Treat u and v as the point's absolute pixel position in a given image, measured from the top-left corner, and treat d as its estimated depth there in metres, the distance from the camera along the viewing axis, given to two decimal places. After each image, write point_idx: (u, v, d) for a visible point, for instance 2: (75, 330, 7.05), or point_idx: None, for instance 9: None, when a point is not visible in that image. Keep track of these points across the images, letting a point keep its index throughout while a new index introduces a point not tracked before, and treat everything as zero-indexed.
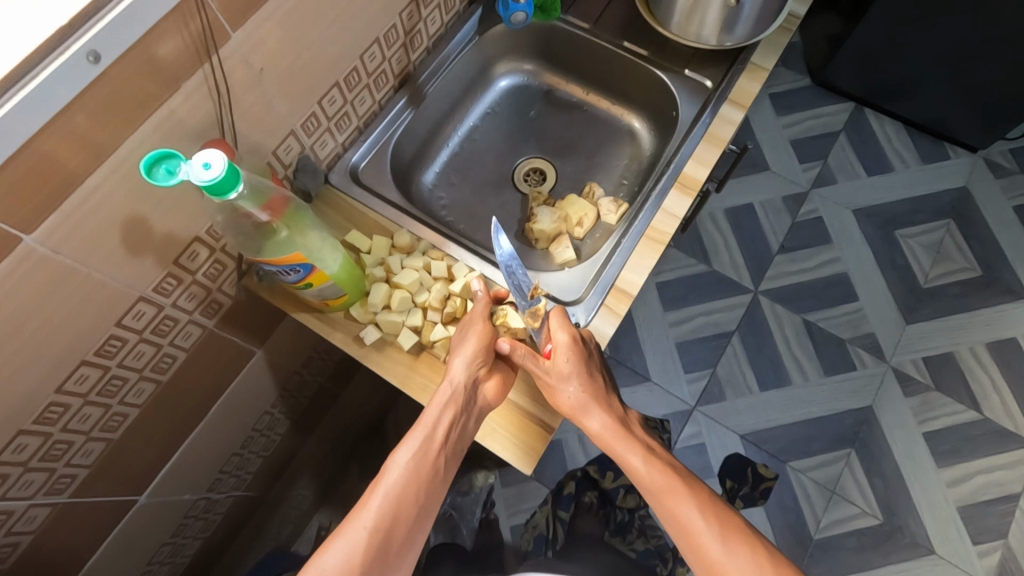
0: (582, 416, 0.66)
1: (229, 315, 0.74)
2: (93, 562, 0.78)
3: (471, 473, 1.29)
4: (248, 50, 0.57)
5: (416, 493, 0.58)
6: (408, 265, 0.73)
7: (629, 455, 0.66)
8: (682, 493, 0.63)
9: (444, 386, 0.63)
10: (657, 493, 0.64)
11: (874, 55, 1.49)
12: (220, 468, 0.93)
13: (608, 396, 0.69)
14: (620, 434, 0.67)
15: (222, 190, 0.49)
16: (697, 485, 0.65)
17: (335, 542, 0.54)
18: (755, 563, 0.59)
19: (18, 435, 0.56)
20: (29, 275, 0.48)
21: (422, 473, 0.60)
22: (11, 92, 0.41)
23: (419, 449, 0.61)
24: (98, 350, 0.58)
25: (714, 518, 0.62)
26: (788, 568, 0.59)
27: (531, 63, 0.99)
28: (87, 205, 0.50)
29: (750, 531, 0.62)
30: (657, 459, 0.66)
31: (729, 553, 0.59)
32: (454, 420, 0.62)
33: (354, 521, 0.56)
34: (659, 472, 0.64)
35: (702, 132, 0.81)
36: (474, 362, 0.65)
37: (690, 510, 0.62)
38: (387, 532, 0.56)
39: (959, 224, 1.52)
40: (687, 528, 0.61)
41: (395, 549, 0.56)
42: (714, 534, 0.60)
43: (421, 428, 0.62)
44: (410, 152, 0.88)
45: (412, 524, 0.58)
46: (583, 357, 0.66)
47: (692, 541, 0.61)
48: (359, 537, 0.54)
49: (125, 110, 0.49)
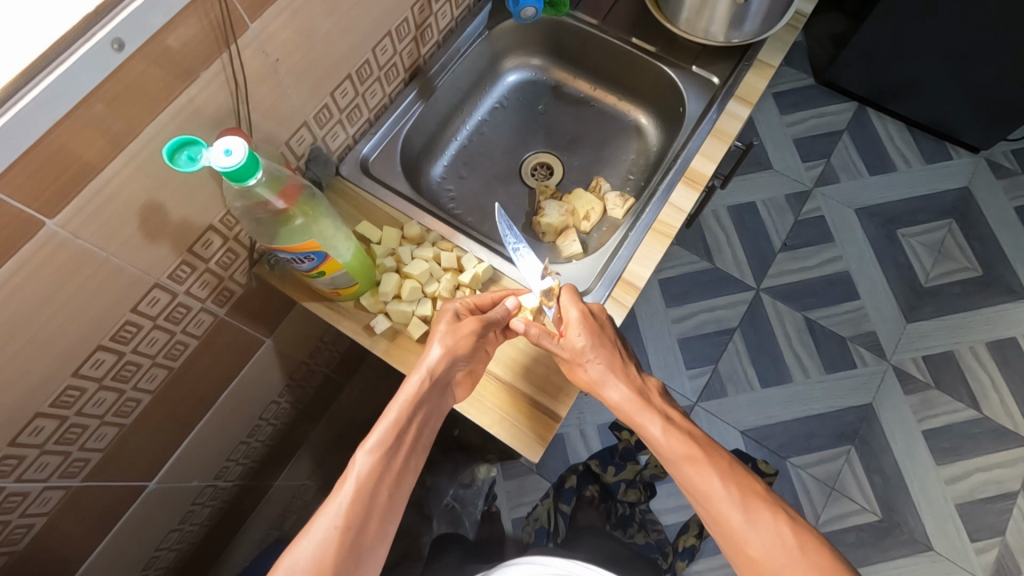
0: (602, 387, 0.67)
1: (240, 304, 0.75)
2: (103, 546, 0.79)
3: (475, 466, 1.28)
4: (265, 41, 0.58)
5: (386, 486, 0.58)
6: (418, 256, 0.74)
7: (649, 425, 0.66)
8: (703, 464, 0.63)
9: (415, 376, 0.62)
10: (677, 462, 0.64)
11: (878, 55, 1.50)
12: (227, 456, 0.94)
13: (627, 367, 0.70)
14: (639, 405, 0.67)
15: (241, 176, 0.50)
16: (719, 453, 0.65)
17: (301, 541, 0.53)
18: (777, 530, 0.60)
19: (35, 417, 0.57)
20: (50, 258, 0.49)
21: (393, 457, 0.59)
22: (37, 79, 0.42)
23: (388, 442, 0.59)
24: (114, 335, 0.59)
25: (735, 488, 0.62)
26: (808, 534, 0.60)
27: (539, 58, 1.00)
28: (106, 192, 0.51)
29: (770, 498, 0.63)
30: (677, 427, 0.66)
31: (751, 520, 0.60)
32: (421, 412, 0.62)
33: (322, 517, 0.55)
34: (679, 442, 0.65)
35: (709, 128, 0.82)
36: (453, 358, 0.64)
37: (711, 479, 0.62)
38: (358, 528, 0.55)
39: (960, 224, 1.53)
40: (707, 497, 0.62)
41: (367, 544, 0.55)
42: (735, 502, 0.61)
43: (388, 421, 0.60)
44: (419, 145, 0.89)
45: (382, 519, 0.57)
46: (596, 331, 0.67)
47: (713, 510, 0.62)
48: (327, 536, 0.53)
49: (144, 98, 0.50)
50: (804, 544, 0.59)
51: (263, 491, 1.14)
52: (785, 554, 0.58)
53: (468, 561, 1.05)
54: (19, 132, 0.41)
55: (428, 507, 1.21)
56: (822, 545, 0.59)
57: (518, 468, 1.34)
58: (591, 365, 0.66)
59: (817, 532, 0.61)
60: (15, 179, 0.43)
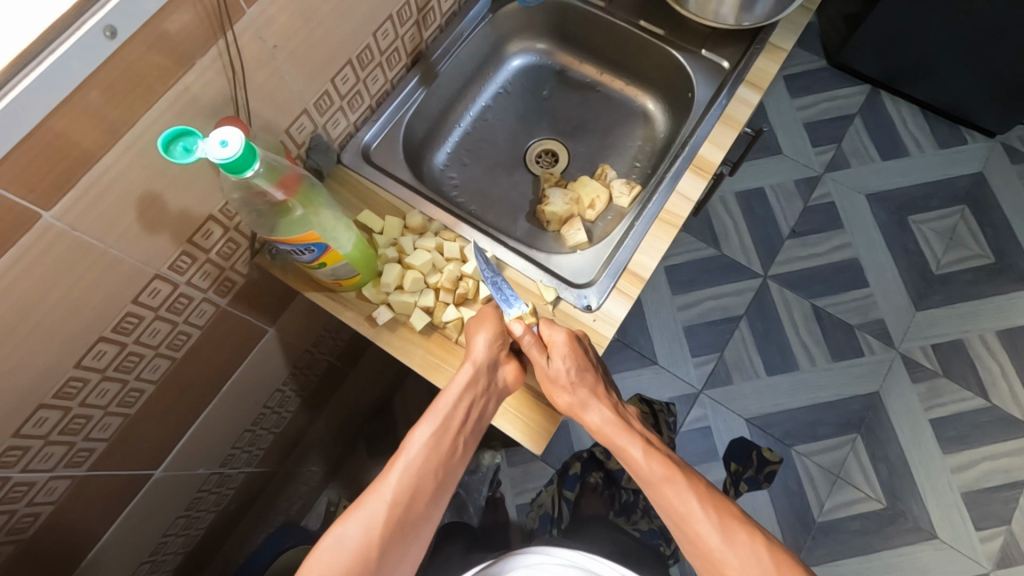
0: (583, 411, 0.67)
1: (241, 294, 0.75)
2: (111, 533, 0.79)
3: (479, 452, 1.30)
4: (261, 27, 0.57)
5: (435, 469, 0.62)
6: (420, 246, 0.73)
7: (630, 447, 0.67)
8: (682, 487, 0.65)
9: (466, 367, 0.63)
10: (657, 485, 0.66)
11: (892, 37, 1.46)
12: (233, 444, 0.94)
13: (606, 389, 0.70)
14: (620, 428, 0.68)
15: (238, 168, 0.49)
16: (695, 475, 0.67)
17: (356, 512, 0.58)
18: (751, 550, 0.62)
19: (38, 408, 0.57)
20: (48, 249, 0.48)
21: (440, 451, 0.63)
22: (29, 68, 0.41)
23: (440, 428, 0.63)
24: (116, 327, 0.59)
25: (713, 511, 0.64)
26: (782, 553, 0.62)
27: (544, 42, 0.97)
28: (103, 182, 0.50)
29: (745, 518, 0.65)
30: (656, 450, 0.68)
31: (727, 539, 0.63)
32: (469, 403, 0.63)
33: (375, 493, 0.60)
34: (659, 464, 0.66)
35: (719, 113, 0.80)
36: (496, 345, 0.65)
37: (690, 501, 0.64)
38: (407, 505, 0.60)
39: (973, 210, 1.50)
40: (687, 520, 0.64)
41: (413, 522, 0.60)
42: (713, 524, 0.63)
43: (443, 407, 0.63)
44: (422, 131, 0.88)
45: (429, 501, 0.62)
46: (582, 356, 0.66)
47: (690, 531, 0.64)
48: (379, 510, 0.58)
49: (140, 86, 0.49)
50: (782, 565, 0.61)
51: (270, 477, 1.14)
52: None
53: (474, 551, 1.06)
54: (11, 124, 0.41)
55: None
56: (797, 566, 0.62)
57: (520, 454, 1.33)
58: (575, 392, 0.65)
59: (792, 553, 0.63)
60: (10, 170, 0.43)
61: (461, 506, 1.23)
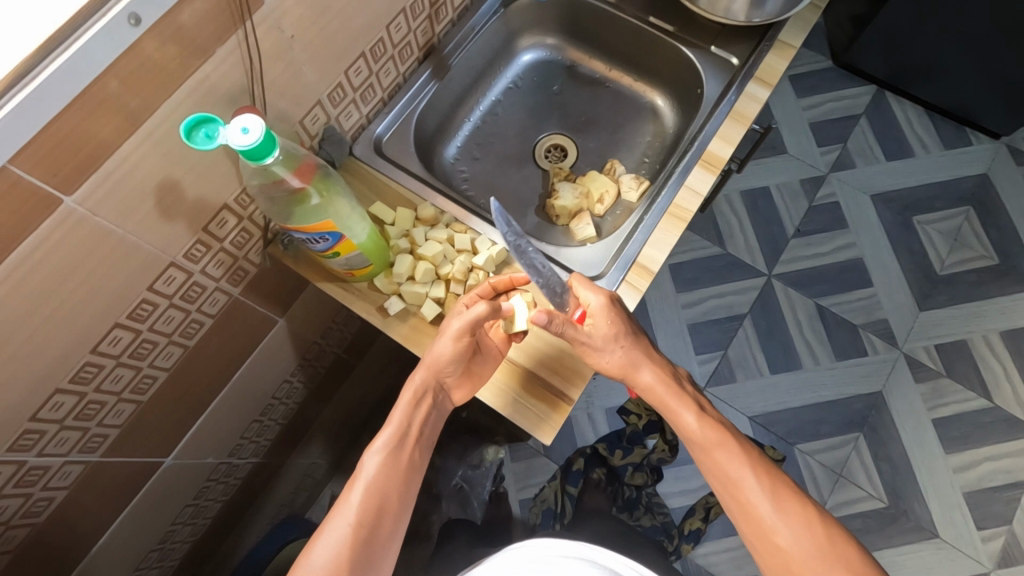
0: (634, 372, 0.69)
1: (254, 283, 0.75)
2: (121, 520, 0.80)
3: (482, 447, 1.26)
4: (279, 17, 0.57)
5: (395, 482, 0.64)
6: (432, 238, 0.73)
7: (683, 412, 0.68)
8: (733, 454, 0.66)
9: (412, 384, 0.67)
10: (709, 448, 0.67)
11: (899, 38, 1.47)
12: (240, 435, 0.95)
13: (657, 354, 0.72)
14: (672, 391, 0.69)
15: (258, 155, 0.50)
16: (746, 444, 0.68)
17: (321, 538, 0.60)
18: (804, 521, 0.63)
19: (55, 393, 0.58)
20: (69, 234, 0.49)
21: (397, 465, 0.65)
22: (55, 54, 0.41)
23: (392, 445, 0.65)
24: (131, 313, 0.60)
25: (765, 479, 0.65)
26: (833, 528, 0.63)
27: (554, 38, 0.98)
28: (122, 169, 0.51)
29: (797, 491, 0.66)
30: (710, 417, 0.69)
31: (776, 507, 0.63)
32: (416, 415, 0.68)
33: (339, 514, 0.61)
34: (710, 429, 0.68)
35: (728, 110, 0.80)
36: (445, 369, 0.66)
37: (741, 467, 0.66)
38: (371, 524, 0.61)
39: (978, 212, 1.51)
40: (738, 485, 0.65)
41: (381, 538, 0.61)
42: (765, 493, 0.64)
43: (393, 424, 0.67)
44: (432, 125, 0.88)
45: (395, 513, 0.63)
46: (619, 325, 0.67)
47: (741, 496, 0.65)
48: (343, 533, 0.60)
49: (160, 75, 0.49)
50: (831, 536, 0.62)
51: (275, 468, 1.15)
52: (815, 545, 0.61)
53: (478, 543, 1.07)
54: (36, 109, 0.41)
55: (438, 487, 1.21)
56: (846, 537, 0.63)
57: (525, 449, 1.34)
58: (625, 351, 0.68)
59: (841, 525, 0.64)
60: (34, 155, 0.43)
61: (466, 500, 1.22)
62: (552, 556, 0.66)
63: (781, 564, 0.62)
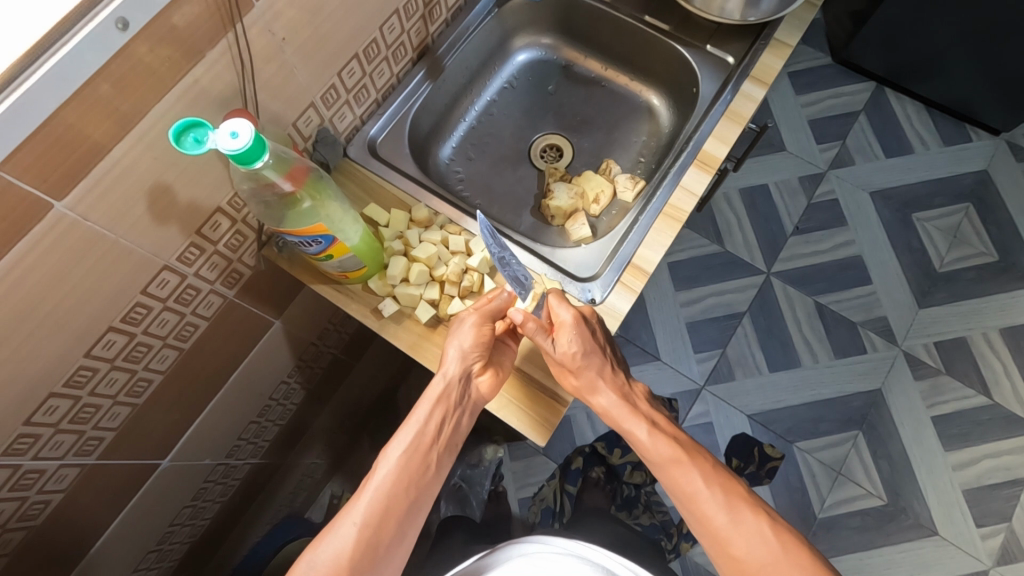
0: (590, 393, 0.68)
1: (249, 286, 0.75)
2: (119, 521, 0.80)
3: (482, 446, 1.29)
4: (270, 20, 0.57)
5: (406, 487, 0.62)
6: (426, 239, 0.73)
7: (636, 429, 0.68)
8: (687, 467, 0.66)
9: (437, 381, 0.65)
10: (663, 463, 0.67)
11: (898, 34, 1.46)
12: (238, 435, 0.95)
13: (615, 370, 0.71)
14: (627, 409, 0.69)
15: (248, 159, 0.50)
16: (700, 454, 0.68)
17: (325, 538, 0.59)
18: (757, 530, 0.62)
19: (48, 397, 0.58)
20: (60, 239, 0.49)
21: (411, 469, 0.63)
22: (42, 60, 0.41)
23: (410, 447, 0.64)
24: (125, 317, 0.60)
25: (718, 489, 0.65)
26: (788, 532, 0.63)
27: (550, 37, 0.98)
28: (113, 174, 0.51)
29: (751, 497, 0.65)
30: (663, 432, 0.68)
31: (729, 516, 0.63)
32: (438, 416, 0.65)
33: (346, 516, 0.60)
34: (665, 444, 0.67)
35: (724, 109, 0.80)
36: (470, 358, 0.65)
37: (695, 480, 0.65)
38: (377, 528, 0.59)
39: (977, 208, 1.50)
40: (693, 498, 0.65)
41: (385, 544, 0.60)
42: (720, 504, 0.64)
43: (412, 424, 0.65)
44: (427, 125, 0.88)
45: (402, 520, 0.61)
46: (587, 338, 0.66)
47: (696, 509, 0.65)
48: (348, 534, 0.59)
49: (150, 79, 0.49)
50: (786, 542, 0.62)
51: (273, 468, 1.15)
52: (769, 554, 0.61)
53: (475, 542, 1.06)
54: (24, 115, 0.41)
55: None
56: (801, 542, 0.62)
57: (524, 448, 1.34)
58: (583, 373, 0.66)
59: (797, 530, 0.63)
60: (23, 160, 0.43)
61: (464, 499, 1.22)
62: (547, 554, 0.67)
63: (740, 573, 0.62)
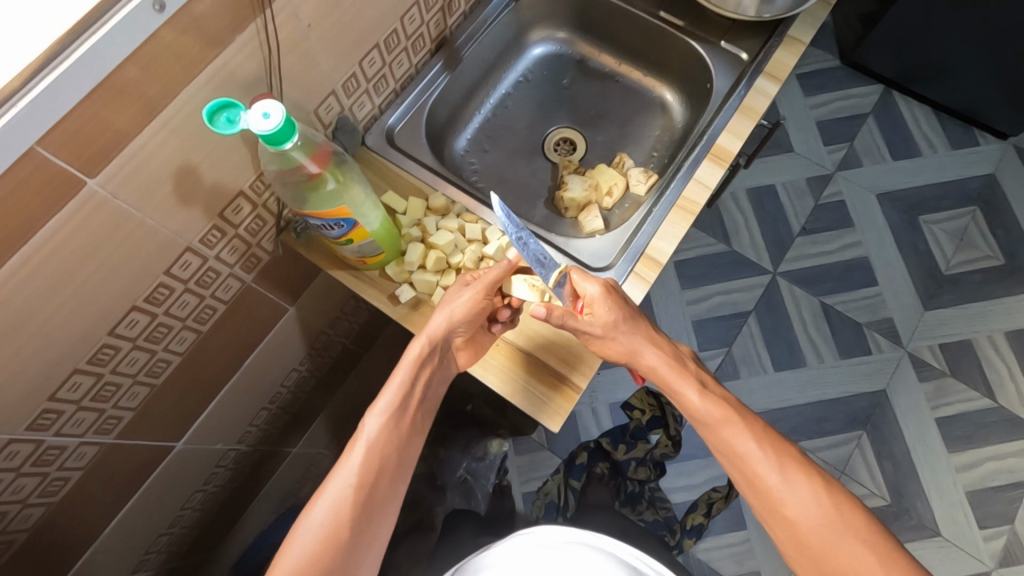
0: (636, 354, 0.68)
1: (266, 271, 0.76)
2: (133, 503, 0.81)
3: (487, 439, 1.26)
4: (297, 6, 0.58)
5: (394, 446, 0.63)
6: (443, 227, 0.74)
7: (686, 391, 0.68)
8: (739, 427, 0.66)
9: (419, 342, 0.66)
10: (714, 425, 0.67)
11: (907, 37, 1.47)
12: (249, 421, 0.96)
13: (657, 332, 0.70)
14: (675, 370, 0.68)
15: (278, 140, 0.51)
16: (752, 417, 0.67)
17: (320, 499, 0.60)
18: (811, 490, 0.63)
19: (73, 373, 0.59)
20: (91, 216, 0.50)
21: (398, 429, 0.64)
22: (81, 39, 0.43)
23: (393, 409, 0.64)
24: (148, 297, 0.61)
25: (770, 450, 0.65)
26: (843, 496, 0.63)
27: (565, 32, 0.99)
28: (142, 155, 0.52)
29: (805, 460, 0.65)
30: (714, 394, 0.68)
31: (779, 475, 0.63)
32: (421, 378, 0.66)
33: (337, 477, 0.61)
34: (716, 405, 0.67)
35: (738, 103, 0.81)
36: (457, 328, 0.67)
37: (747, 441, 0.65)
38: (370, 485, 0.61)
39: (984, 212, 1.51)
40: (745, 460, 0.65)
41: (379, 500, 0.61)
42: (772, 465, 0.64)
43: (394, 386, 0.65)
44: (443, 117, 0.89)
45: (393, 476, 0.63)
46: (620, 304, 0.67)
47: (748, 470, 0.65)
48: (342, 494, 0.60)
49: (180, 62, 0.50)
50: (839, 505, 0.62)
51: (282, 457, 1.16)
52: (822, 515, 0.61)
53: (483, 534, 1.06)
54: (63, 94, 0.42)
55: (442, 479, 1.22)
56: (853, 503, 0.62)
57: (529, 443, 1.37)
58: (625, 337, 0.67)
59: (849, 492, 0.64)
60: (58, 138, 0.44)
61: (470, 491, 1.22)
62: (557, 541, 0.67)
63: (792, 534, 0.62)
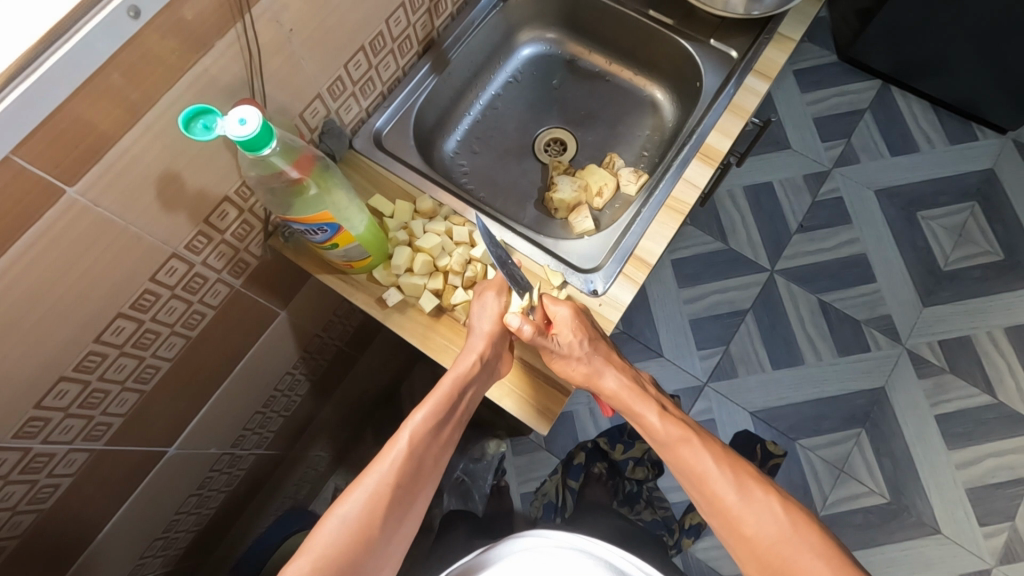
0: (597, 378, 0.68)
1: (255, 276, 0.76)
2: (126, 509, 0.81)
3: (484, 441, 1.27)
4: (279, 10, 0.58)
5: (432, 452, 0.62)
6: (430, 230, 0.74)
7: (645, 412, 0.68)
8: (696, 447, 0.66)
9: (470, 357, 0.64)
10: (672, 445, 0.67)
11: (903, 32, 1.46)
12: (244, 425, 0.96)
13: (619, 357, 0.71)
14: (635, 393, 0.69)
15: (255, 146, 0.51)
16: (710, 437, 0.67)
17: (355, 491, 0.58)
18: (768, 507, 0.62)
19: (59, 381, 0.59)
20: (72, 224, 0.50)
21: (437, 434, 0.63)
22: (56, 47, 0.42)
23: (440, 414, 0.63)
24: (134, 303, 0.61)
25: (728, 469, 0.64)
26: (800, 512, 0.62)
27: (554, 32, 0.98)
28: (123, 161, 0.51)
29: (762, 478, 0.65)
30: (672, 415, 0.68)
31: (737, 492, 0.63)
32: (472, 389, 0.65)
33: (374, 472, 0.59)
34: (674, 425, 0.67)
35: (727, 102, 0.80)
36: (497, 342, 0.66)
37: (705, 460, 0.65)
38: (405, 486, 0.60)
39: (983, 207, 1.50)
40: (703, 479, 0.64)
41: (410, 502, 0.60)
42: (730, 483, 0.63)
43: (443, 393, 0.64)
44: (432, 119, 0.89)
45: (425, 480, 0.62)
46: (586, 327, 0.67)
47: (707, 490, 0.64)
48: (377, 488, 0.58)
49: (160, 68, 0.50)
50: (797, 520, 0.61)
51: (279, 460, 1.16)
52: (780, 532, 0.60)
53: (478, 536, 1.05)
54: (38, 102, 0.42)
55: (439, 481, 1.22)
56: (812, 520, 0.61)
57: (527, 443, 1.36)
58: (588, 360, 0.66)
59: (807, 508, 0.63)
60: (36, 146, 0.44)
61: (467, 493, 1.22)
62: (549, 546, 0.66)
63: (752, 553, 0.61)
